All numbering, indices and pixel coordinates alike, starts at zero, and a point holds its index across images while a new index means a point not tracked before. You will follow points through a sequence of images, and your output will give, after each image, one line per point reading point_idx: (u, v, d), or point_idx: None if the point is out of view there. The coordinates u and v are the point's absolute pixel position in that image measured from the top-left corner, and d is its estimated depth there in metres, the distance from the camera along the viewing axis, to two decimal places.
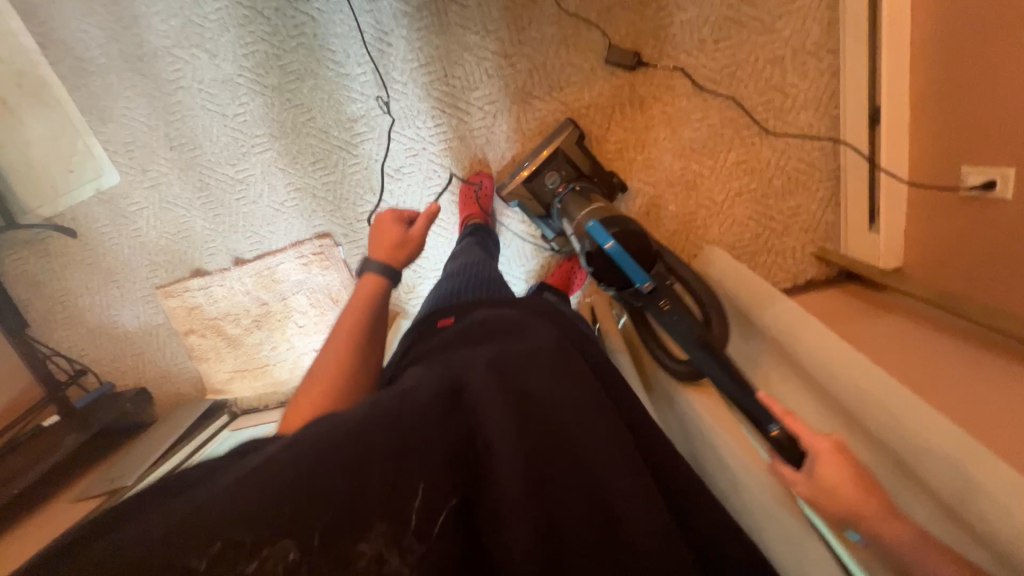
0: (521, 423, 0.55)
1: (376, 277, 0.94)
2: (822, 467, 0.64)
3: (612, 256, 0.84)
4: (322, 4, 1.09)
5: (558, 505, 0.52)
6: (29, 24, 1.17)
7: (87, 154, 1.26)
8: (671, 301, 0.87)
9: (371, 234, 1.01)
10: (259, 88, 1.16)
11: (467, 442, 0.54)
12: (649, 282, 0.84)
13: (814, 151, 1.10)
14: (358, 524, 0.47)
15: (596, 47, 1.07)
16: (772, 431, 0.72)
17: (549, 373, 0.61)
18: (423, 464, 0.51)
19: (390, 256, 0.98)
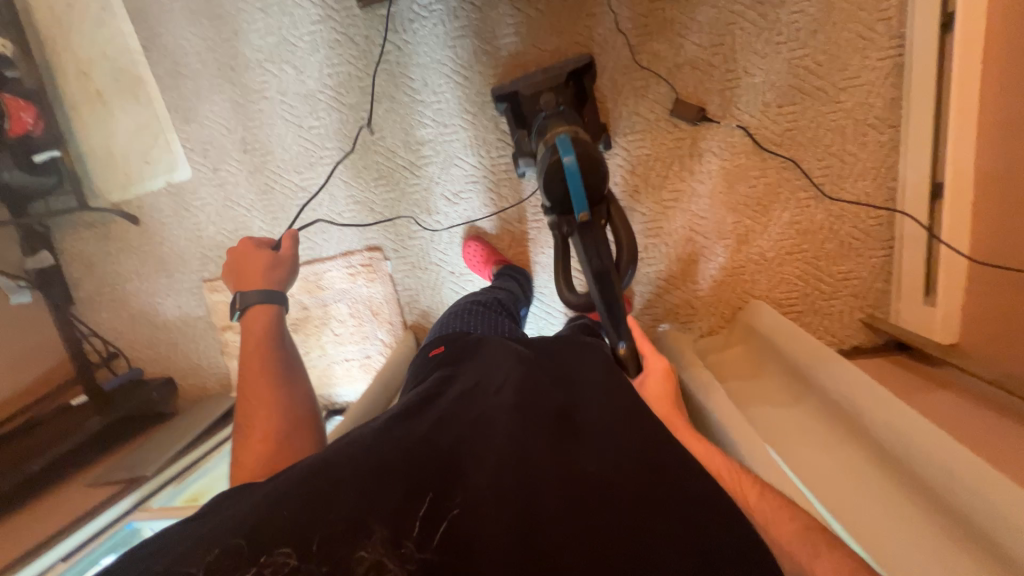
0: (486, 427, 0.58)
1: (263, 305, 0.89)
2: (649, 382, 0.83)
3: (569, 177, 0.84)
4: (408, 36, 1.17)
5: (545, 499, 0.49)
6: (138, 27, 1.25)
7: (166, 149, 1.33)
8: (595, 242, 0.90)
9: (239, 266, 0.94)
10: (337, 105, 1.23)
11: (443, 451, 0.55)
12: (587, 212, 0.87)
13: (871, 219, 1.12)
14: (362, 530, 0.46)
15: (662, 99, 1.11)
16: (620, 346, 0.88)
17: (510, 382, 0.66)
18: (403, 472, 0.51)
19: (265, 279, 0.93)
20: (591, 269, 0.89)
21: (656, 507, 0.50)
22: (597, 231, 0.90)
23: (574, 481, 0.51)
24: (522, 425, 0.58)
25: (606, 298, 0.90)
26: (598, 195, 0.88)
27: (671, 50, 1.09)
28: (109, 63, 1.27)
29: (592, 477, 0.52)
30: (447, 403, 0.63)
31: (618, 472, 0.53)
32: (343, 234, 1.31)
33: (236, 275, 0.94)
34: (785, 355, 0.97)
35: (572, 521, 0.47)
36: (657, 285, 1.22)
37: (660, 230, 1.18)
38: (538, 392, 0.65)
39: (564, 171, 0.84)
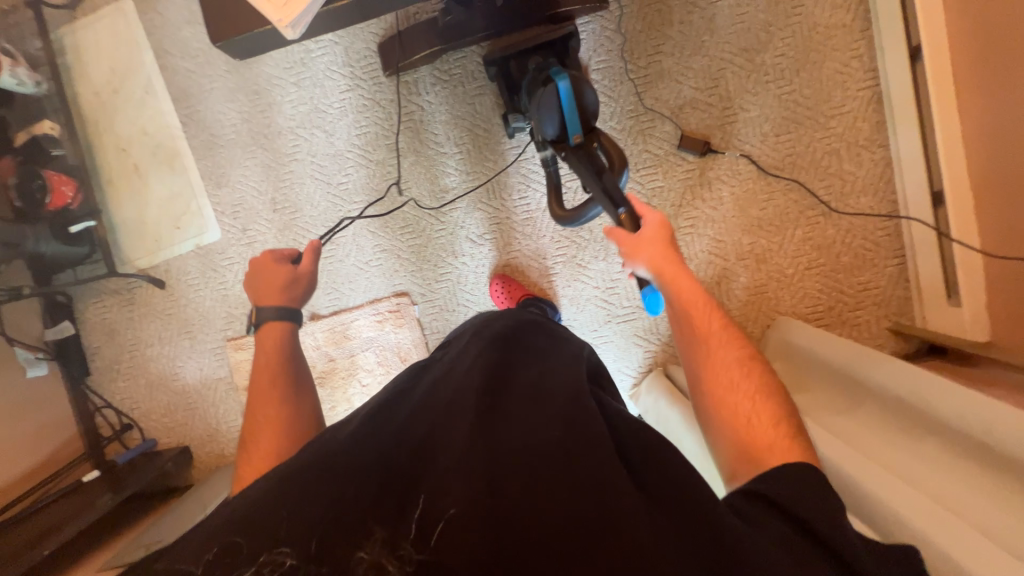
0: (453, 413, 0.57)
1: (279, 322, 0.87)
2: (650, 230, 0.82)
3: (561, 97, 0.88)
4: (430, 98, 1.28)
5: (518, 478, 0.50)
6: (178, 106, 1.35)
7: (197, 213, 1.37)
8: (588, 155, 0.89)
9: (255, 281, 0.93)
10: (365, 162, 1.31)
11: (411, 439, 0.55)
12: (580, 134, 0.89)
13: (879, 231, 1.18)
14: (357, 531, 0.46)
15: (669, 136, 1.21)
16: (621, 212, 0.83)
17: (477, 365, 0.65)
18: (381, 469, 0.52)
19: (284, 295, 0.91)
20: (586, 175, 0.88)
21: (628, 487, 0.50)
22: (592, 150, 0.90)
23: (545, 463, 0.51)
24: (489, 409, 0.58)
25: (606, 189, 0.85)
26: (590, 120, 0.91)
27: (672, 93, 1.20)
28: (147, 138, 1.35)
29: (563, 456, 0.52)
30: (420, 394, 0.63)
31: (585, 449, 0.53)
32: (370, 283, 1.34)
33: (255, 288, 0.92)
34: (827, 362, 0.98)
35: (545, 494, 0.49)
36: None
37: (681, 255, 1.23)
38: (509, 375, 0.64)
39: (558, 94, 0.88)
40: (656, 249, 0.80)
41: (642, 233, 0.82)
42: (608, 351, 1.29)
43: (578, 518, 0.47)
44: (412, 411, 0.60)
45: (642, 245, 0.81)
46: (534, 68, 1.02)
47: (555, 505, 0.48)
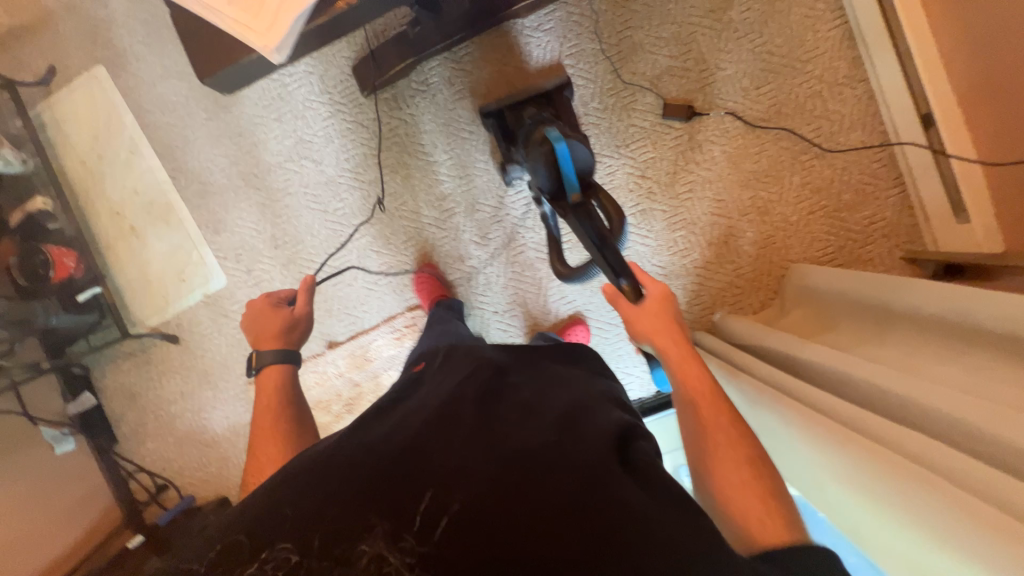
0: (448, 423, 0.60)
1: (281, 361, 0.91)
2: (652, 305, 0.92)
3: (560, 157, 0.86)
4: (412, 110, 1.29)
5: (506, 471, 0.53)
6: (165, 161, 1.36)
7: (200, 263, 1.37)
8: (588, 217, 0.87)
9: (253, 326, 0.95)
10: (359, 184, 1.32)
11: (410, 446, 0.57)
12: (577, 193, 0.88)
13: (874, 163, 1.18)
14: (358, 525, 0.49)
15: (652, 107, 1.22)
16: (624, 283, 0.86)
17: (468, 389, 0.68)
18: (382, 473, 0.54)
19: (282, 339, 0.94)
20: (586, 235, 0.87)
21: (620, 477, 0.54)
22: (590, 210, 0.89)
23: (543, 459, 0.55)
24: (486, 424, 0.60)
25: (606, 259, 0.86)
26: (588, 178, 0.90)
27: (648, 65, 1.21)
28: (139, 198, 1.36)
29: (558, 457, 0.55)
30: (411, 410, 0.66)
31: (578, 448, 0.56)
32: (382, 301, 1.34)
33: (256, 335, 0.95)
34: (853, 295, 0.99)
35: (532, 484, 0.52)
36: (697, 275, 1.24)
37: (684, 221, 1.23)
38: (502, 395, 0.68)
39: (556, 157, 0.87)
40: (655, 323, 0.90)
41: (644, 305, 0.92)
42: None
43: (572, 499, 0.51)
44: (411, 417, 0.64)
45: (642, 321, 0.92)
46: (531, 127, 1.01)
47: (553, 491, 0.51)
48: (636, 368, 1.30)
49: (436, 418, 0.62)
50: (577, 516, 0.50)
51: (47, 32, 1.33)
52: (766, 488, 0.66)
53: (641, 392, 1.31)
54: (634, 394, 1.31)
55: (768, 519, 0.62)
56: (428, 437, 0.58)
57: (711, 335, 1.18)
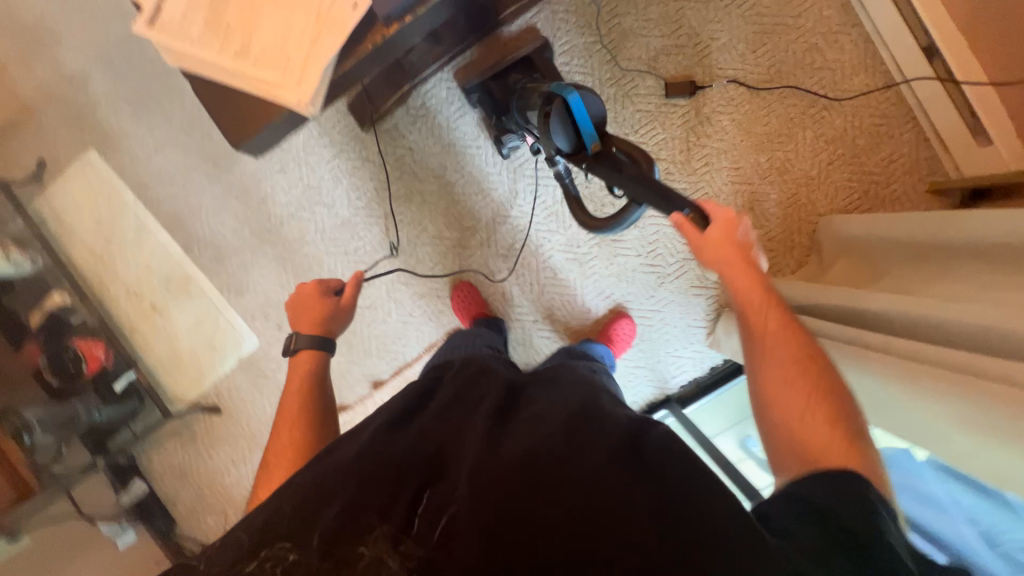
0: (466, 426, 0.58)
1: (314, 350, 0.83)
2: (717, 229, 0.75)
3: (575, 110, 0.79)
4: (414, 137, 1.28)
5: (517, 472, 0.50)
6: (175, 234, 1.33)
7: (228, 328, 1.34)
8: (614, 162, 0.78)
9: (293, 309, 0.88)
10: (375, 219, 1.30)
11: (427, 456, 0.55)
12: (597, 142, 0.80)
13: (882, 103, 1.18)
14: (359, 525, 0.49)
15: (654, 89, 1.21)
16: (687, 212, 0.72)
17: (487, 390, 0.63)
18: (392, 484, 0.52)
19: (324, 326, 0.86)
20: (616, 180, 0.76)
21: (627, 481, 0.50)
22: (613, 157, 0.79)
23: (551, 463, 0.51)
24: (500, 428, 0.56)
25: (647, 190, 0.73)
26: (604, 126, 0.82)
27: (642, 48, 1.20)
28: (155, 275, 1.33)
29: (567, 462, 0.51)
30: (433, 404, 0.62)
31: (588, 451, 0.52)
32: (420, 331, 1.32)
33: (298, 318, 0.87)
34: (894, 239, 0.99)
35: (543, 481, 0.50)
36: None
37: (707, 194, 1.23)
38: (522, 395, 0.64)
39: (570, 110, 0.80)
40: (722, 254, 0.74)
41: (709, 232, 0.75)
42: (672, 312, 1.28)
43: (573, 505, 0.48)
44: (434, 412, 0.61)
45: (701, 251, 0.75)
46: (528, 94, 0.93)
47: (557, 502, 0.49)
48: (686, 350, 1.29)
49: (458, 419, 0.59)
50: (574, 524, 0.47)
51: (31, 125, 1.30)
52: (831, 403, 0.59)
53: (695, 371, 1.30)
54: (689, 375, 1.31)
55: (832, 442, 0.55)
56: (452, 441, 0.56)
57: None
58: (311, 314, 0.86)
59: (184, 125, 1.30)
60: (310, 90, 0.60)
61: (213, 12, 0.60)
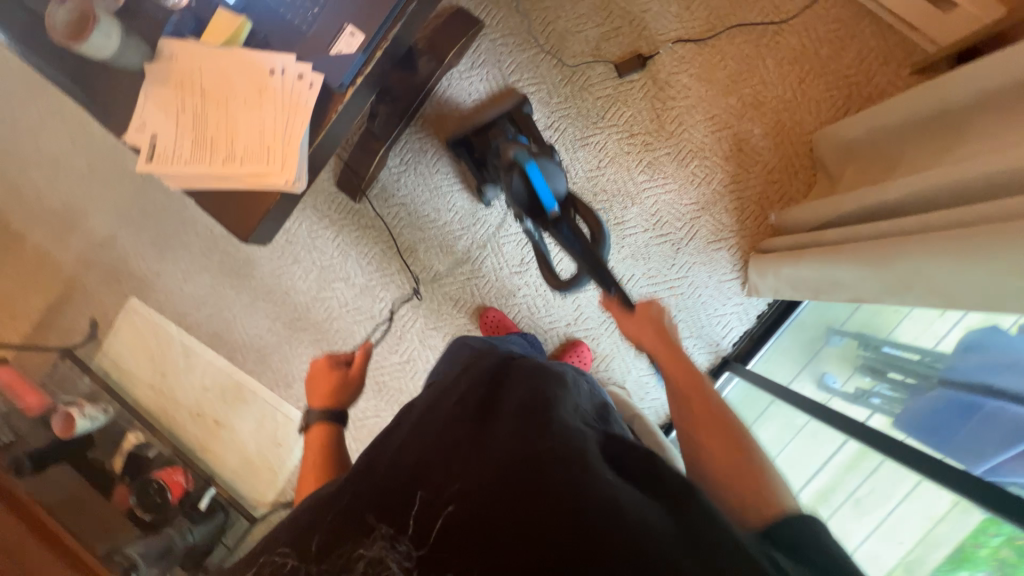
0: (452, 433, 0.51)
1: (324, 425, 0.85)
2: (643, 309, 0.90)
3: (533, 176, 0.85)
4: (403, 191, 1.34)
5: (513, 480, 0.45)
6: (219, 349, 1.42)
7: (288, 421, 1.40)
8: (573, 230, 0.88)
9: (307, 386, 0.93)
10: (391, 278, 1.35)
11: (416, 460, 0.49)
12: (555, 209, 0.87)
13: (831, 9, 1.18)
14: (358, 525, 0.46)
15: (607, 74, 1.25)
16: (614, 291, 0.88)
17: (466, 390, 0.57)
18: (387, 489, 0.47)
19: (334, 398, 0.89)
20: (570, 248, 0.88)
21: (616, 484, 0.46)
22: (570, 224, 0.89)
23: (546, 461, 0.46)
24: (489, 428, 0.51)
25: (590, 262, 0.88)
26: (563, 196, 0.90)
27: (583, 42, 1.25)
28: (211, 392, 1.41)
29: (557, 463, 0.46)
30: (417, 410, 0.56)
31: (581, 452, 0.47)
32: None
33: (311, 396, 0.91)
34: (893, 126, 0.96)
35: (536, 489, 0.44)
36: (730, 191, 1.23)
37: (693, 151, 1.23)
38: (504, 388, 0.57)
39: (529, 175, 0.86)
40: (646, 331, 0.87)
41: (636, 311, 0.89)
42: (698, 273, 1.25)
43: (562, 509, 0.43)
44: (425, 416, 0.54)
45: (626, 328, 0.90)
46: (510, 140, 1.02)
47: (552, 501, 0.43)
48: (728, 307, 1.25)
49: (450, 421, 0.52)
50: (566, 526, 0.42)
51: (78, 293, 1.44)
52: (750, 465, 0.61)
53: (743, 325, 1.26)
54: (739, 329, 1.26)
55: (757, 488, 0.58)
56: (445, 445, 0.50)
57: (779, 237, 1.14)
58: (319, 389, 0.90)
59: (202, 250, 1.41)
60: (294, 168, 0.66)
61: (197, 130, 0.67)
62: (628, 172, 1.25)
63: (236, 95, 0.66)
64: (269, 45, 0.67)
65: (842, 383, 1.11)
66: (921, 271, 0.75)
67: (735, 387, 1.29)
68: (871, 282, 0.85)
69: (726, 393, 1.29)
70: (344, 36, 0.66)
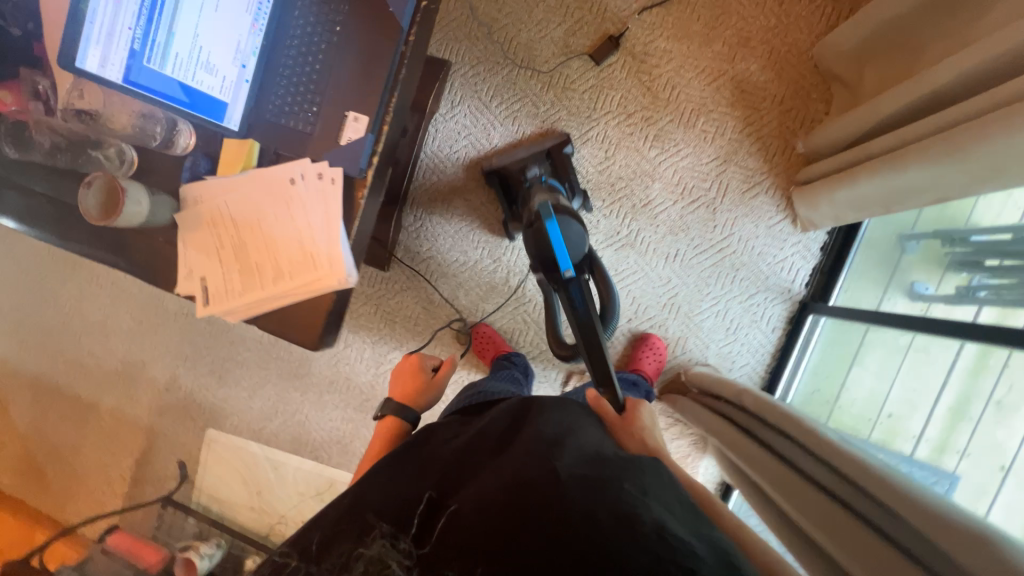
0: (483, 463, 0.62)
1: (396, 420, 0.91)
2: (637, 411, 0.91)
3: (552, 232, 0.86)
4: (425, 244, 1.33)
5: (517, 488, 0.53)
6: (303, 452, 1.43)
7: None
8: (586, 293, 0.87)
9: (394, 380, 1.02)
10: (441, 330, 1.34)
11: (446, 480, 0.60)
12: (571, 270, 0.86)
13: None
14: (361, 529, 0.55)
15: (584, 66, 1.22)
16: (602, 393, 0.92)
17: (499, 429, 0.69)
18: (399, 504, 0.57)
19: (416, 399, 0.96)
20: (571, 314, 0.87)
21: (623, 497, 0.51)
22: (582, 287, 0.87)
23: (546, 482, 0.53)
24: (512, 452, 0.61)
25: (589, 347, 0.88)
26: (583, 257, 0.90)
27: (550, 44, 1.23)
28: (307, 495, 1.41)
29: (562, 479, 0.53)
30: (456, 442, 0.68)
31: (593, 470, 0.55)
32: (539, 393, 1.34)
33: (397, 386, 1.00)
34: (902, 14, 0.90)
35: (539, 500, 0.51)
36: (748, 135, 1.18)
37: (695, 110, 1.20)
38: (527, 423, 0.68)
39: (548, 228, 0.86)
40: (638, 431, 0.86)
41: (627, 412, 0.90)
42: (744, 226, 1.20)
43: (567, 509, 0.50)
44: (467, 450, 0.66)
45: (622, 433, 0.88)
46: (538, 181, 1.07)
47: (553, 504, 0.50)
48: (786, 250, 1.20)
49: (483, 455, 0.64)
50: (562, 526, 0.48)
51: (159, 440, 1.49)
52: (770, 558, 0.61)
53: (810, 262, 1.19)
54: (806, 268, 1.20)
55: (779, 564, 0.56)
56: (474, 473, 0.60)
57: (818, 163, 1.08)
58: (406, 387, 0.98)
59: (259, 362, 1.43)
60: (343, 266, 0.65)
61: (241, 260, 0.68)
62: (638, 152, 1.22)
63: (267, 214, 0.67)
64: (281, 157, 0.68)
65: (937, 287, 1.01)
66: (1007, 154, 0.66)
67: (824, 328, 1.22)
68: (957, 179, 0.74)
69: (817, 338, 1.22)
70: (350, 123, 0.66)
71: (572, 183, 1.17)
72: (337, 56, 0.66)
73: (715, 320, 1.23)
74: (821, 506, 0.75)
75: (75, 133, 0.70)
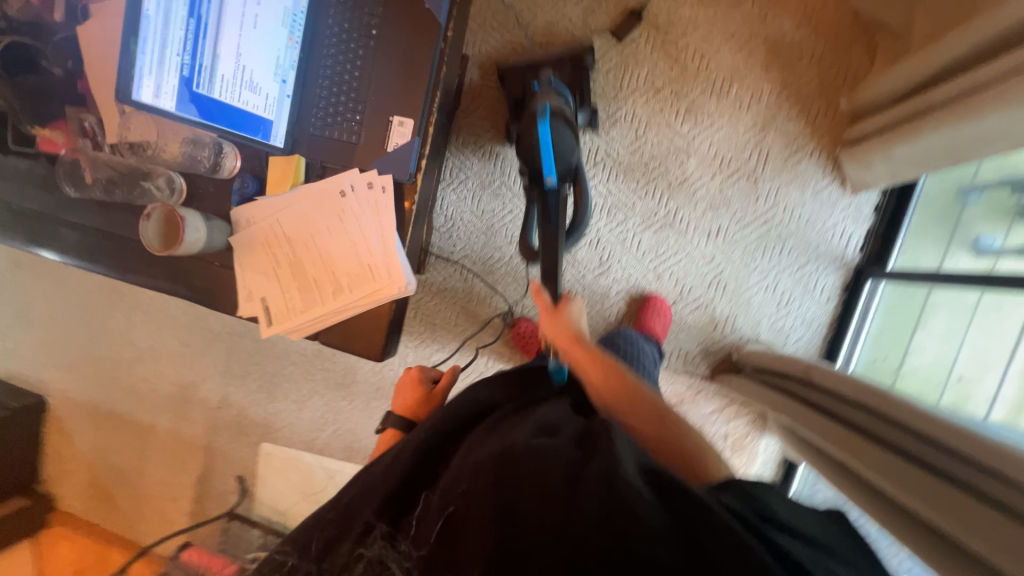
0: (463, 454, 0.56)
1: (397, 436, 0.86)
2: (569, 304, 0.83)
3: (543, 134, 0.87)
4: (458, 244, 1.32)
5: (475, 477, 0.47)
6: (357, 459, 1.45)
7: None
8: (561, 204, 0.89)
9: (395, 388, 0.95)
10: (481, 328, 1.34)
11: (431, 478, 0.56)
12: (554, 179, 0.87)
13: None
14: (361, 527, 0.52)
15: (607, 44, 1.18)
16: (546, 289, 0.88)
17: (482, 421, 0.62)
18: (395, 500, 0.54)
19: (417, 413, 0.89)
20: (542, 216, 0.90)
21: (583, 467, 0.44)
22: (558, 196, 0.89)
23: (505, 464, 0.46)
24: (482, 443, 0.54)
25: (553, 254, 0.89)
26: (569, 168, 0.90)
27: (569, 25, 1.19)
28: None
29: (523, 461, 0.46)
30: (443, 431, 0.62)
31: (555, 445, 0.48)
32: None
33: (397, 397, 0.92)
34: None
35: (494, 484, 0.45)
36: (785, 97, 1.13)
37: (726, 77, 1.15)
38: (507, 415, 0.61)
39: (542, 128, 0.87)
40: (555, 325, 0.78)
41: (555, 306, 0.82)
42: (788, 194, 1.16)
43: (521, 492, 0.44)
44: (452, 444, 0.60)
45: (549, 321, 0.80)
46: (547, 84, 1.00)
47: (510, 489, 0.44)
48: (835, 215, 1.15)
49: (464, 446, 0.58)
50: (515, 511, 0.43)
51: (216, 458, 1.53)
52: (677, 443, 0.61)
53: (862, 226, 1.15)
54: (858, 232, 1.15)
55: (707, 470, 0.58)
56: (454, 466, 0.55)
57: (869, 120, 1.02)
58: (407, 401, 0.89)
59: (305, 375, 1.46)
60: (402, 274, 0.65)
61: (298, 278, 0.67)
62: (670, 128, 1.18)
63: (320, 229, 0.66)
64: (328, 171, 0.67)
65: (1004, 239, 0.94)
66: None
67: (884, 290, 1.16)
68: None
69: (876, 304, 1.17)
70: (395, 128, 0.65)
71: (583, 94, 1.12)
72: (375, 60, 0.65)
73: (765, 294, 1.19)
74: (904, 471, 0.70)
75: (126, 167, 0.70)
